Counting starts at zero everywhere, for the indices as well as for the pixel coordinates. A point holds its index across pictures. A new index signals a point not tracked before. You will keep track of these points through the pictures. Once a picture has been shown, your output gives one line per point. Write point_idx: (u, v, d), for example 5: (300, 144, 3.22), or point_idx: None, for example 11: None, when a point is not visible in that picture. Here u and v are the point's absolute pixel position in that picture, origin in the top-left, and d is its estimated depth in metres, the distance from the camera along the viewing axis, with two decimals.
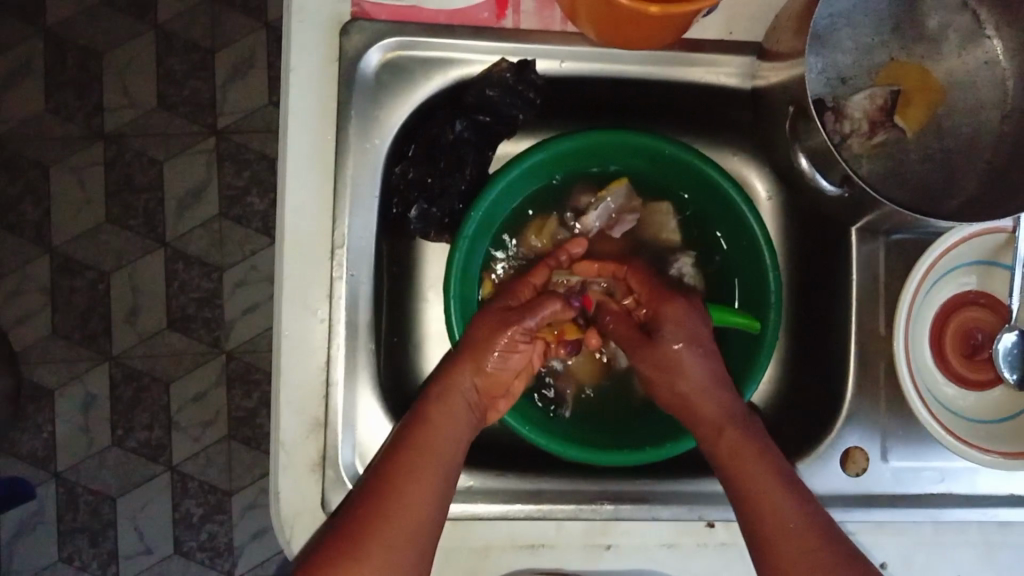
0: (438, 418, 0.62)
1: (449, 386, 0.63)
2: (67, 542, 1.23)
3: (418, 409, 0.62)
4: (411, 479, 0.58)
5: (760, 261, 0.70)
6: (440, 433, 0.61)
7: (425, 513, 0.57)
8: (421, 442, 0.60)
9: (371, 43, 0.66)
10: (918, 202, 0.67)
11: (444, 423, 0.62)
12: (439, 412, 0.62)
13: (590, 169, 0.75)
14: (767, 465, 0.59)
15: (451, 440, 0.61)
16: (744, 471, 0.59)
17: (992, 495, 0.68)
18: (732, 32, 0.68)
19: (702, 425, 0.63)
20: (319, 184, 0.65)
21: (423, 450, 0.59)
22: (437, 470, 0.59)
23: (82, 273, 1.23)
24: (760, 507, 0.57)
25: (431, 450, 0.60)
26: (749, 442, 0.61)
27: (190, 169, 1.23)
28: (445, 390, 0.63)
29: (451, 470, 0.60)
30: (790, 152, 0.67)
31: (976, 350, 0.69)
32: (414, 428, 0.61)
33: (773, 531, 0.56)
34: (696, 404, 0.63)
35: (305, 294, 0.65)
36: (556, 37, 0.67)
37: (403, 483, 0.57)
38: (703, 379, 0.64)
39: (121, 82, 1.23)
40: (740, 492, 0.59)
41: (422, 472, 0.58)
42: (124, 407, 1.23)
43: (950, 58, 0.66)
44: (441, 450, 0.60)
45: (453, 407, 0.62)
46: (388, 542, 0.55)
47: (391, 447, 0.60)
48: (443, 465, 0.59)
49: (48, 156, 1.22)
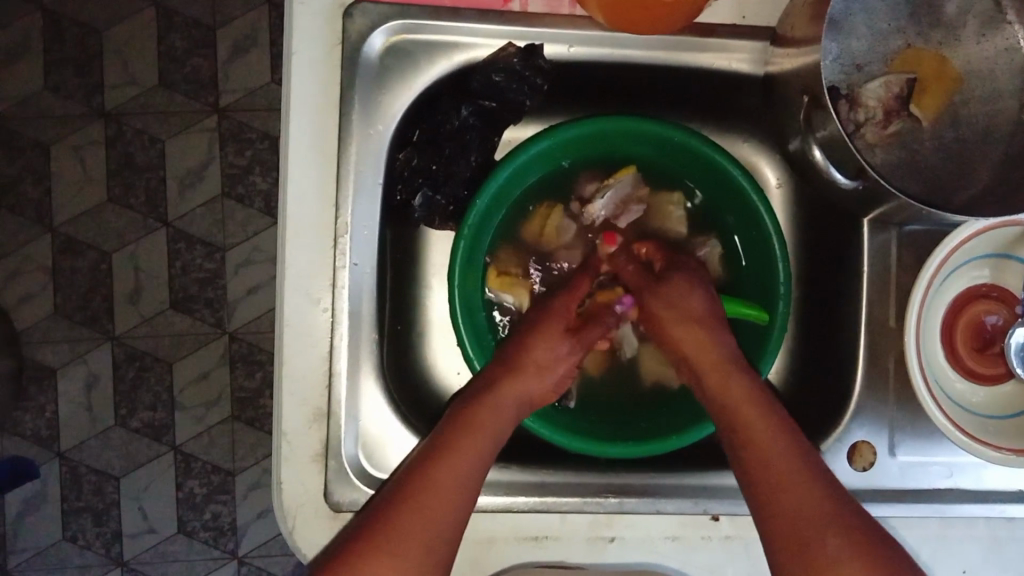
0: (480, 417, 0.62)
1: (500, 393, 0.63)
2: (71, 521, 1.24)
3: (460, 410, 0.62)
4: (440, 469, 0.58)
5: (771, 252, 0.68)
6: (479, 432, 0.61)
7: (452, 502, 0.57)
8: (455, 443, 0.59)
9: (375, 26, 0.64)
10: (932, 194, 0.65)
11: (487, 419, 0.62)
12: (483, 409, 0.62)
13: (598, 157, 0.74)
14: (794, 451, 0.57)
15: (489, 439, 0.61)
16: (764, 450, 0.57)
17: (999, 490, 0.68)
18: (744, 17, 0.67)
19: (706, 373, 0.64)
20: (322, 172, 0.64)
21: (459, 443, 0.59)
22: (468, 462, 0.59)
23: (83, 253, 1.22)
24: (781, 486, 0.55)
25: (464, 445, 0.59)
26: (762, 412, 0.60)
27: (191, 148, 1.22)
28: (499, 394, 0.63)
29: (479, 467, 0.59)
30: (804, 143, 0.65)
31: (987, 344, 0.68)
32: (454, 427, 0.61)
33: (788, 505, 0.54)
34: (708, 363, 0.64)
35: (308, 282, 0.64)
36: (564, 21, 0.66)
37: (433, 475, 0.57)
38: (710, 326, 0.66)
39: (121, 59, 1.21)
40: (755, 471, 0.57)
41: (454, 462, 0.58)
42: (126, 387, 1.23)
43: (968, 44, 0.64)
44: (475, 442, 0.60)
45: (500, 408, 0.63)
46: (408, 526, 0.55)
47: (428, 443, 0.60)
48: (465, 461, 0.59)
49: (48, 134, 1.21)
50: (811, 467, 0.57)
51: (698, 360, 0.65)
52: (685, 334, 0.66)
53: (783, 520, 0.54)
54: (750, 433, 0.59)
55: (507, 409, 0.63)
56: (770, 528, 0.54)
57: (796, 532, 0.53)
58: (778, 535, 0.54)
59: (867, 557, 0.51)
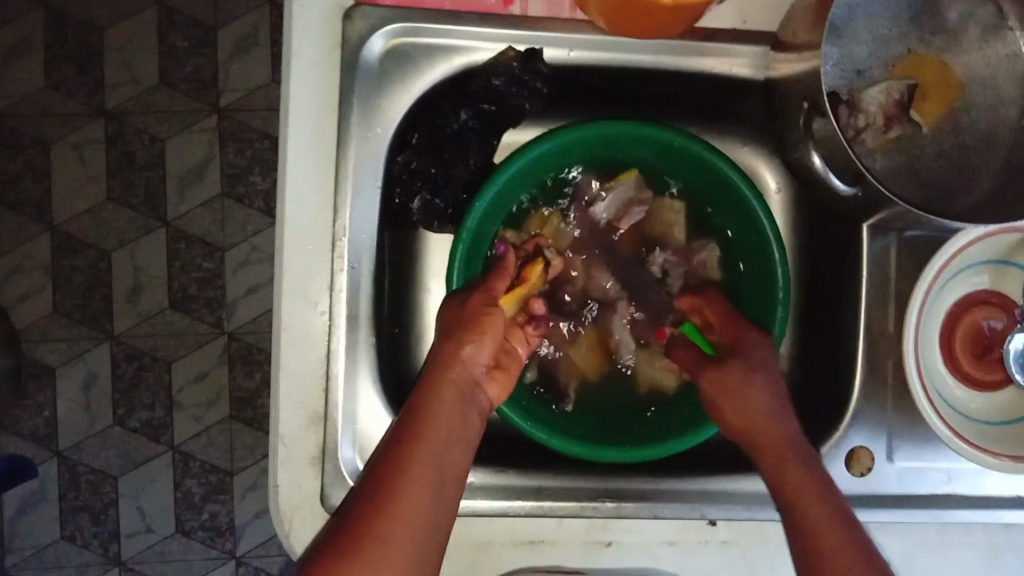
0: (433, 407, 0.59)
1: (443, 376, 0.62)
2: (69, 520, 1.23)
3: (410, 406, 0.60)
4: (408, 467, 0.55)
5: (768, 258, 0.68)
6: (434, 423, 0.58)
7: (422, 498, 0.53)
8: (420, 437, 0.57)
9: (375, 29, 0.64)
10: (930, 200, 0.66)
11: (439, 409, 0.60)
12: (432, 398, 0.60)
13: (600, 159, 0.74)
14: (820, 488, 0.55)
15: (444, 431, 0.58)
16: (800, 494, 0.55)
17: (996, 497, 0.68)
18: (745, 21, 0.66)
19: (761, 443, 0.60)
20: (321, 174, 0.64)
21: (419, 437, 0.57)
22: (430, 458, 0.56)
23: (83, 252, 1.22)
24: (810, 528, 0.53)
25: (425, 437, 0.57)
26: (808, 472, 0.57)
27: (192, 147, 1.21)
28: (440, 382, 0.62)
29: (445, 465, 0.57)
30: (803, 150, 0.65)
31: (987, 350, 0.68)
32: (408, 422, 0.58)
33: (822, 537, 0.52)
34: (767, 439, 0.60)
35: (305, 285, 0.64)
36: (566, 25, 0.66)
37: (403, 469, 0.54)
38: (772, 404, 0.62)
39: (122, 57, 1.21)
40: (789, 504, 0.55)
41: (418, 460, 0.55)
42: (125, 386, 1.23)
43: (970, 50, 0.64)
44: (434, 436, 0.58)
45: (445, 395, 0.61)
46: (389, 535, 0.50)
47: (387, 441, 0.57)
48: (432, 458, 0.56)
49: (48, 132, 1.21)
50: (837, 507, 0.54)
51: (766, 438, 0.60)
52: (743, 419, 0.62)
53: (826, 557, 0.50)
54: (794, 482, 0.56)
55: (450, 396, 0.61)
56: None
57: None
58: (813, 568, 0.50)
59: None
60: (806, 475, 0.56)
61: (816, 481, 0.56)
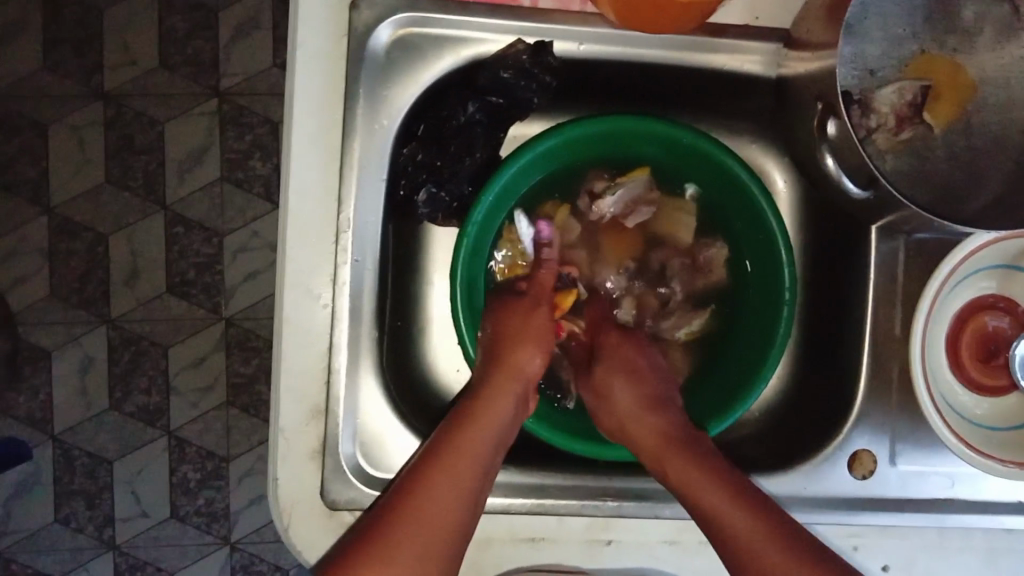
0: (484, 406, 0.62)
1: (500, 376, 0.64)
2: (64, 504, 1.23)
3: (462, 406, 0.63)
4: (451, 464, 0.57)
5: (776, 259, 0.68)
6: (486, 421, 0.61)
7: (457, 500, 0.56)
8: (461, 440, 0.59)
9: (382, 19, 0.63)
10: (938, 205, 0.65)
11: (492, 410, 0.62)
12: (486, 400, 0.62)
13: (610, 155, 0.73)
14: (716, 481, 0.59)
15: (489, 431, 0.61)
16: (695, 487, 0.60)
17: (998, 501, 0.68)
18: (757, 17, 0.66)
19: (646, 454, 0.64)
20: (325, 166, 0.63)
21: (464, 434, 0.60)
22: (476, 452, 0.59)
23: (80, 235, 1.20)
24: (720, 530, 0.57)
25: (467, 439, 0.59)
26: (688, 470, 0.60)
27: (191, 131, 1.20)
28: (499, 381, 0.64)
29: (483, 468, 0.59)
30: (816, 149, 0.64)
31: (992, 356, 0.68)
32: (455, 424, 0.61)
33: (734, 532, 0.56)
34: (643, 441, 0.65)
35: (308, 277, 0.63)
36: (575, 18, 0.65)
37: (438, 469, 0.57)
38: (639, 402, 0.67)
39: (121, 39, 1.19)
40: (694, 498, 0.60)
41: (463, 454, 0.58)
42: (122, 370, 1.22)
43: (983, 51, 0.63)
44: (479, 433, 0.60)
45: (499, 395, 0.63)
46: (426, 528, 0.54)
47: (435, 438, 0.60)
48: (476, 461, 0.58)
49: (46, 112, 1.19)
50: (739, 490, 0.59)
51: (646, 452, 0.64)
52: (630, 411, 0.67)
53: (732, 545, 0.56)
54: (687, 478, 0.60)
55: (508, 397, 0.63)
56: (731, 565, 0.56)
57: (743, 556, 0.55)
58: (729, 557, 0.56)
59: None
60: (700, 475, 0.60)
61: (701, 468, 0.60)
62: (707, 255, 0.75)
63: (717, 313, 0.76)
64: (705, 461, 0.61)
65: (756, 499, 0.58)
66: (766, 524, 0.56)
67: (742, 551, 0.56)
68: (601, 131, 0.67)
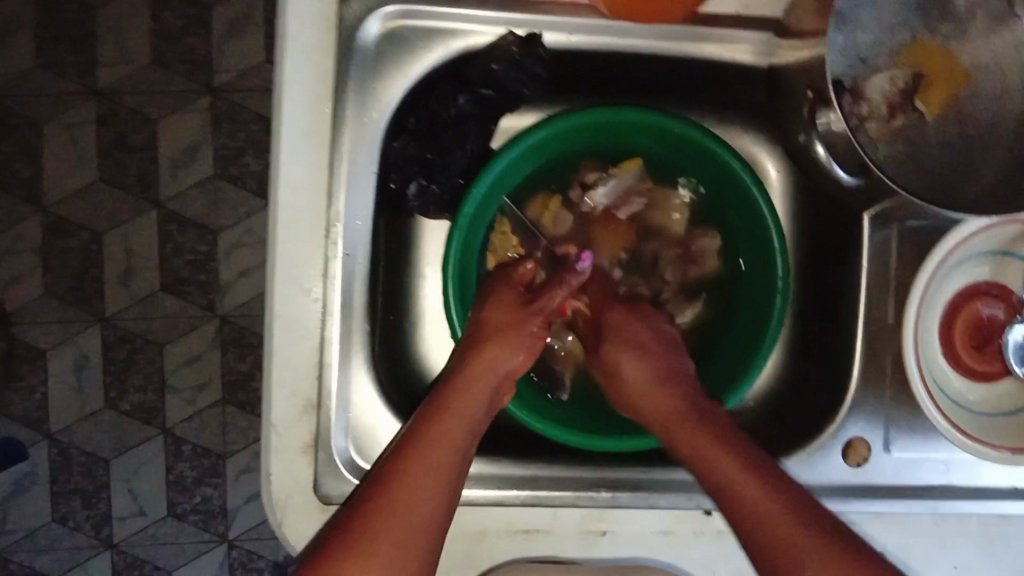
0: (450, 404, 0.61)
1: (468, 373, 0.63)
2: (60, 503, 1.23)
3: (434, 395, 0.62)
4: (424, 456, 0.57)
5: (769, 248, 0.68)
6: (451, 418, 0.60)
7: (433, 491, 0.56)
8: (430, 432, 0.58)
9: (371, 11, 0.63)
10: (935, 193, 0.64)
11: (464, 400, 0.61)
12: (457, 390, 0.62)
13: (601, 146, 0.73)
14: (739, 455, 0.59)
15: (461, 421, 0.60)
16: (715, 459, 0.59)
17: (992, 487, 0.68)
18: (747, 6, 0.65)
19: (672, 425, 0.63)
20: (315, 157, 0.61)
21: (437, 425, 0.59)
22: (450, 443, 0.59)
23: (73, 233, 1.20)
24: (739, 500, 0.56)
25: (440, 429, 0.59)
26: (726, 448, 0.59)
27: (184, 128, 1.20)
28: (473, 372, 0.63)
29: (457, 457, 0.59)
30: (807, 138, 0.64)
31: (986, 341, 0.68)
32: (427, 415, 0.60)
33: (753, 501, 0.56)
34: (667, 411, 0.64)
35: (298, 270, 0.62)
36: (565, 10, 0.65)
37: (414, 460, 0.57)
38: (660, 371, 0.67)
39: (112, 36, 1.18)
40: (710, 465, 0.59)
41: (432, 451, 0.57)
42: (117, 369, 1.22)
43: (976, 38, 0.63)
44: (453, 424, 0.60)
45: (472, 386, 0.62)
46: (405, 519, 0.54)
47: (401, 436, 0.59)
48: (451, 452, 0.58)
49: (38, 111, 1.19)
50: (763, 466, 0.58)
51: (670, 424, 0.64)
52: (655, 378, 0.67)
53: (754, 513, 0.55)
54: (709, 453, 0.59)
55: (476, 393, 0.62)
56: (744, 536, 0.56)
57: (762, 526, 0.55)
58: (749, 526, 0.55)
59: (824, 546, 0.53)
60: (724, 449, 0.59)
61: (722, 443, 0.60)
62: (698, 245, 0.75)
63: (711, 305, 0.76)
64: (729, 438, 0.60)
65: (794, 487, 0.57)
66: (786, 497, 0.56)
67: (750, 515, 0.56)
68: (591, 121, 0.67)
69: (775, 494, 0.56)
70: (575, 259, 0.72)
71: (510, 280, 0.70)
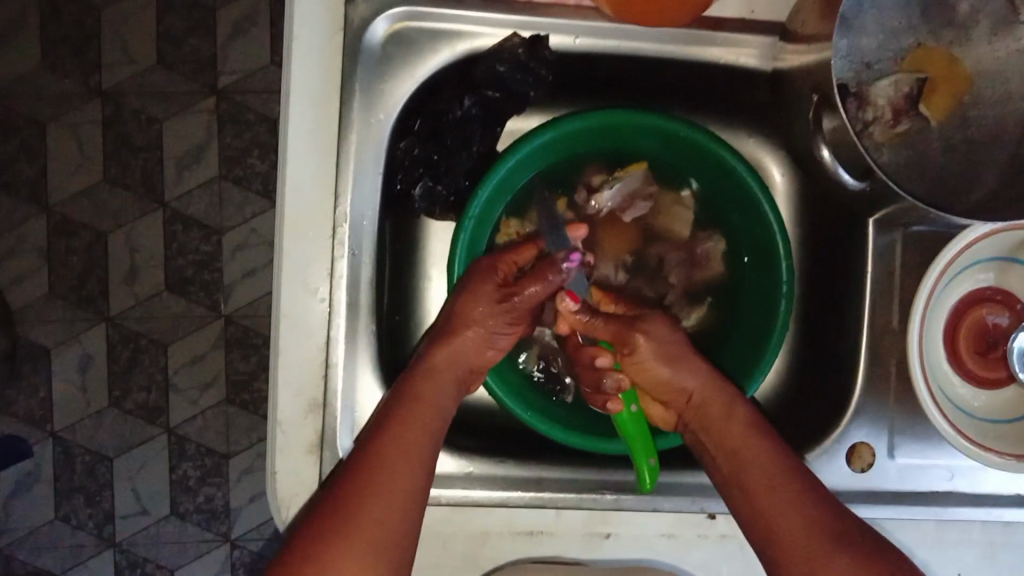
0: (420, 390, 0.60)
1: (436, 362, 0.62)
2: (63, 502, 1.23)
3: (401, 382, 0.61)
4: (397, 439, 0.57)
5: (773, 252, 0.68)
6: (423, 407, 0.60)
7: (409, 475, 0.56)
8: (400, 419, 0.58)
9: (378, 13, 0.63)
10: (938, 196, 0.65)
11: (433, 388, 0.61)
12: (426, 379, 0.61)
13: (607, 149, 0.73)
14: (758, 441, 0.60)
15: (431, 408, 0.60)
16: (732, 443, 0.60)
17: (995, 494, 0.68)
18: (754, 11, 0.65)
19: (699, 404, 0.63)
20: (322, 158, 0.62)
21: (409, 411, 0.59)
22: (422, 430, 0.58)
23: (79, 233, 1.20)
24: (747, 482, 0.58)
25: (412, 416, 0.59)
26: (748, 433, 0.60)
27: (189, 129, 1.20)
28: (441, 362, 0.62)
29: (430, 443, 0.58)
30: (812, 142, 0.64)
31: (991, 348, 0.68)
32: (398, 402, 0.59)
33: (763, 485, 0.57)
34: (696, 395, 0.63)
35: (304, 270, 0.63)
36: (570, 12, 0.65)
37: (391, 444, 0.56)
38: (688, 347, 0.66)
39: (119, 37, 1.19)
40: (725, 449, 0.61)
41: (405, 437, 0.57)
42: (121, 368, 1.22)
43: (980, 44, 0.63)
44: (423, 410, 0.60)
45: (440, 375, 0.62)
46: (386, 502, 0.54)
47: (376, 422, 0.59)
48: (423, 439, 0.58)
49: (45, 111, 1.19)
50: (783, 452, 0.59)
51: (691, 408, 0.64)
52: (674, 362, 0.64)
53: (763, 497, 0.57)
54: (726, 436, 0.61)
55: (444, 381, 0.62)
56: (750, 520, 0.57)
57: (767, 511, 0.56)
58: (755, 508, 0.57)
59: (830, 529, 0.53)
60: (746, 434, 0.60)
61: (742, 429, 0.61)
62: (702, 249, 0.75)
63: (716, 308, 0.76)
64: (751, 421, 0.61)
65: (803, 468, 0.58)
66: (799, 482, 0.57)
67: (760, 496, 0.57)
68: (596, 124, 0.67)
69: (789, 477, 0.57)
70: (562, 258, 0.65)
71: (488, 269, 0.65)
